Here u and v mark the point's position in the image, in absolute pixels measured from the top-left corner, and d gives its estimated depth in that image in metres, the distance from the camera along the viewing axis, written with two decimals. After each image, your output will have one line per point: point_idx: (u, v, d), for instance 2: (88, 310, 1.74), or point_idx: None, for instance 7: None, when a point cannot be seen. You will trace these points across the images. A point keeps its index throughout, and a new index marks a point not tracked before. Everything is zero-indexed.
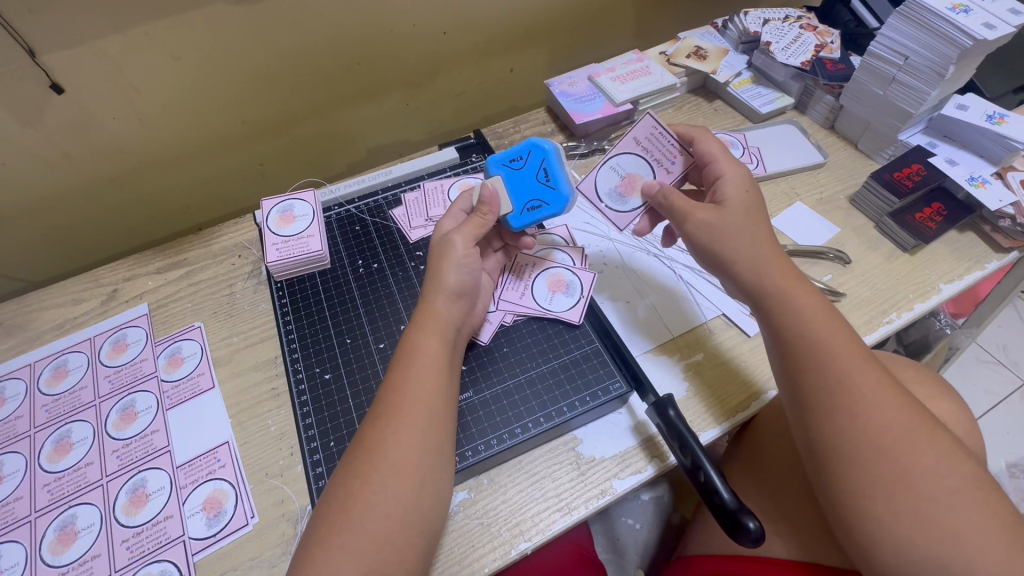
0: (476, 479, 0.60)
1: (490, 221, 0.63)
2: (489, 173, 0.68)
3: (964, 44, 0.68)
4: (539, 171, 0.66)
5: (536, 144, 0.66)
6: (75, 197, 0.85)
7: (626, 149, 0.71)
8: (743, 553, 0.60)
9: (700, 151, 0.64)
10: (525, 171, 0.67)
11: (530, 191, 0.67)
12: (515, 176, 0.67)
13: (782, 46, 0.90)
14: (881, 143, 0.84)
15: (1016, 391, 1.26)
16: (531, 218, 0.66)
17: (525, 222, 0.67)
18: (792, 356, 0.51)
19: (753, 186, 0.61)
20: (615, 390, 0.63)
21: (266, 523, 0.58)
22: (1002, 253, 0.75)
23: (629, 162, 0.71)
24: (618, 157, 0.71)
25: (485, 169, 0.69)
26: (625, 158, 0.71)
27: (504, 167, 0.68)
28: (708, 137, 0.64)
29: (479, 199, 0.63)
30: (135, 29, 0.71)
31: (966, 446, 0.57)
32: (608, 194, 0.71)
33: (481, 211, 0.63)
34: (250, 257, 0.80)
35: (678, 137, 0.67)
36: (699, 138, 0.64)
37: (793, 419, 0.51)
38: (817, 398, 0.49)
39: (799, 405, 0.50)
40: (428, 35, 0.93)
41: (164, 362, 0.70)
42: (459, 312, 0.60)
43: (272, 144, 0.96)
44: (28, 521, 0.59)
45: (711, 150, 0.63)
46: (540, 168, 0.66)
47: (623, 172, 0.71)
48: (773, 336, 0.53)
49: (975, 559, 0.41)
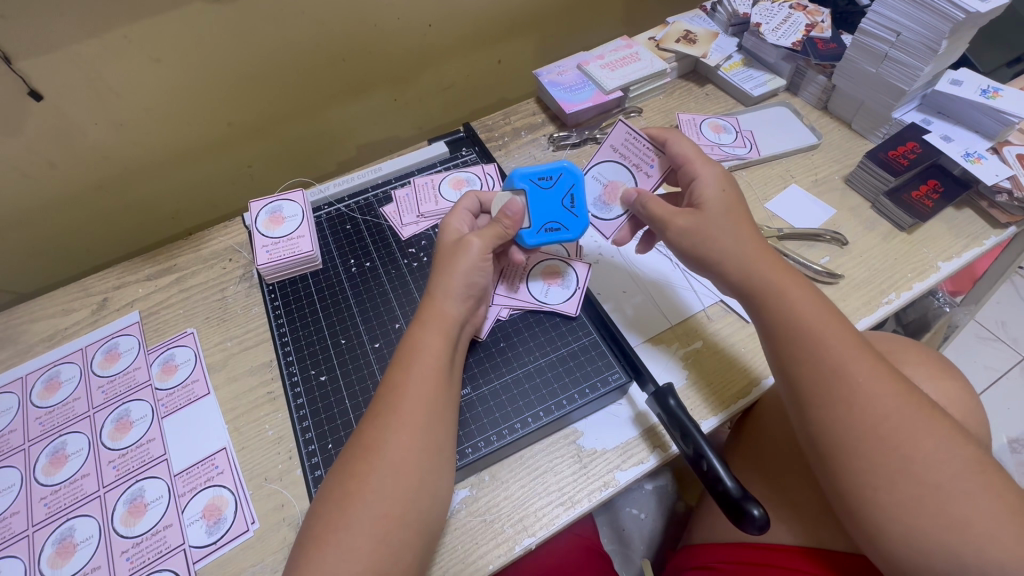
0: (478, 475, 0.59)
1: (510, 233, 0.61)
2: (510, 183, 0.65)
3: (956, 18, 0.67)
4: (565, 195, 0.65)
5: (568, 168, 0.65)
6: (61, 206, 0.83)
7: (604, 157, 0.70)
8: (763, 541, 0.58)
9: (675, 151, 0.62)
10: (551, 191, 0.64)
11: (551, 212, 0.64)
12: (539, 193, 0.64)
13: (772, 27, 0.89)
14: (875, 122, 0.83)
15: (1016, 366, 1.26)
16: (546, 238, 0.64)
17: (539, 241, 0.64)
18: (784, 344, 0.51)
19: (731, 187, 0.59)
20: (614, 381, 0.63)
21: (267, 528, 0.58)
22: (999, 229, 0.74)
23: (610, 170, 0.70)
24: (597, 166, 0.71)
25: (507, 178, 0.65)
26: (605, 167, 0.70)
27: (529, 180, 0.64)
28: (680, 139, 0.62)
29: (502, 210, 0.60)
30: (112, 32, 0.69)
31: (969, 424, 0.57)
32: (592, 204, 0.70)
33: (502, 222, 0.60)
34: (241, 260, 0.79)
35: (652, 139, 0.66)
36: (672, 141, 0.62)
37: (789, 406, 0.51)
38: (813, 383, 0.48)
39: (793, 391, 0.50)
40: (413, 28, 0.92)
41: (158, 370, 0.69)
42: (464, 311, 0.59)
43: (259, 145, 0.94)
44: (27, 536, 0.59)
45: (685, 151, 0.61)
46: (566, 194, 0.65)
47: (604, 180, 0.70)
48: (765, 324, 0.53)
49: (979, 541, 0.41)
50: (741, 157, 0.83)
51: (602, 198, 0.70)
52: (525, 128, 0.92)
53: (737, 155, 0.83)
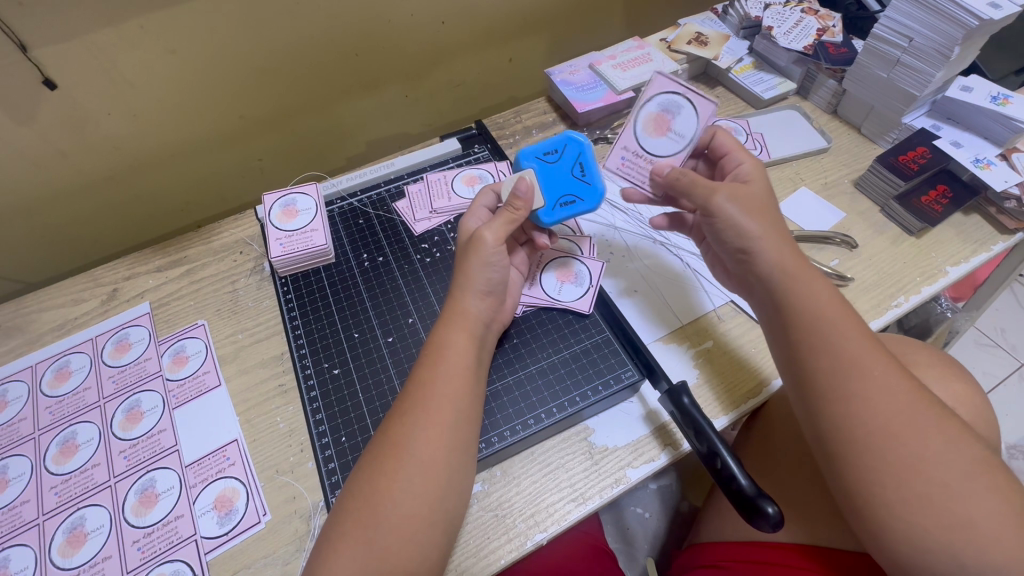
0: (490, 470, 0.60)
1: (522, 216, 0.60)
2: (520, 165, 0.68)
3: (968, 25, 0.68)
4: (575, 165, 0.66)
5: (573, 138, 0.67)
6: (72, 195, 0.83)
7: (674, 158, 0.68)
8: (778, 542, 0.58)
9: (717, 144, 0.65)
10: (558, 165, 0.67)
11: (565, 186, 0.66)
12: (548, 169, 0.67)
13: (784, 31, 0.89)
14: (884, 127, 0.84)
15: (1015, 373, 1.27)
16: (563, 213, 0.65)
17: (558, 217, 0.65)
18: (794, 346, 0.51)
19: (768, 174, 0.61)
20: (627, 378, 0.63)
21: (279, 520, 0.58)
22: (1006, 235, 0.75)
23: (666, 146, 0.68)
24: (678, 147, 0.68)
25: (516, 161, 0.68)
26: (678, 142, 0.68)
27: (537, 159, 0.67)
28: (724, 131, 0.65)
29: (513, 192, 0.60)
30: (128, 22, 0.69)
31: (981, 427, 0.57)
32: (676, 96, 0.67)
33: (513, 206, 0.60)
34: (251, 253, 0.79)
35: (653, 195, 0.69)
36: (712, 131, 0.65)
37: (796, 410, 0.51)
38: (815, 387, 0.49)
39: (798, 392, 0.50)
40: (426, 24, 0.92)
41: (169, 361, 0.69)
42: (490, 310, 0.59)
43: (270, 139, 0.94)
44: (37, 525, 0.59)
45: (726, 142, 0.64)
46: (576, 164, 0.66)
47: (674, 132, 0.68)
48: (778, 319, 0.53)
49: (990, 545, 0.41)
50: None
51: (666, 109, 0.68)
52: (536, 126, 0.92)
53: None
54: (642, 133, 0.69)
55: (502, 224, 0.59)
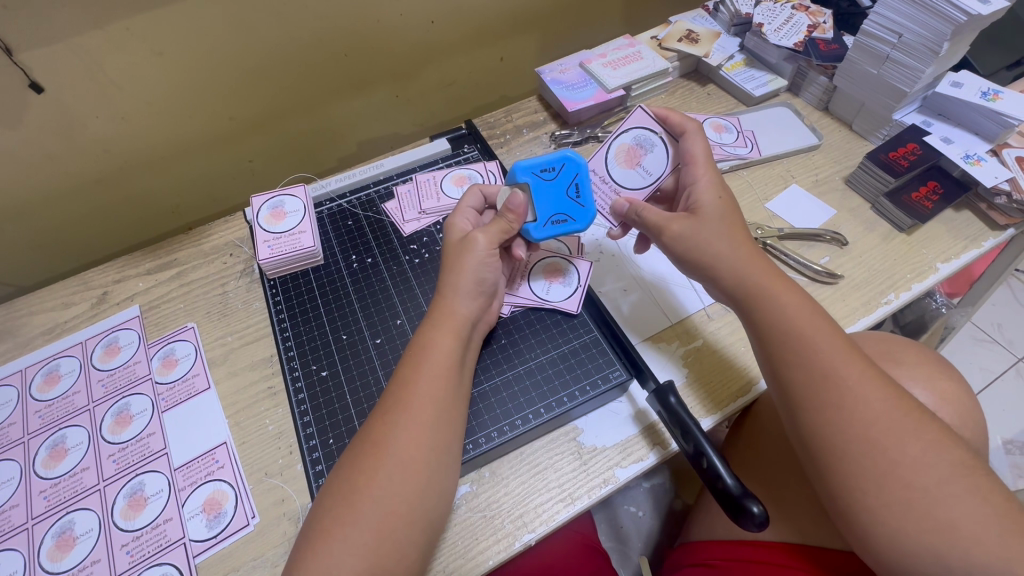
0: (478, 471, 0.60)
1: (515, 227, 0.61)
2: (513, 178, 0.65)
3: (957, 20, 0.67)
4: (570, 185, 0.65)
5: (569, 157, 0.65)
6: (61, 198, 0.83)
7: (637, 192, 0.67)
8: (770, 539, 0.58)
9: (685, 148, 0.62)
10: (553, 183, 0.65)
11: (556, 204, 0.64)
12: (542, 185, 0.65)
13: (775, 28, 0.89)
14: (875, 123, 0.84)
15: (1012, 368, 1.27)
16: (553, 231, 0.64)
17: (547, 234, 0.64)
18: (782, 347, 0.51)
19: (728, 188, 0.60)
20: (615, 378, 0.63)
21: (267, 522, 0.58)
22: (997, 231, 0.74)
23: (633, 177, 0.67)
24: (643, 183, 0.67)
25: (510, 173, 0.65)
26: (643, 175, 0.67)
27: (532, 173, 0.65)
28: (696, 136, 0.62)
29: (506, 204, 0.60)
30: (115, 24, 0.69)
31: (969, 426, 0.57)
32: (651, 133, 0.66)
33: (507, 217, 0.61)
34: (242, 255, 0.79)
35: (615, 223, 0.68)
36: (689, 135, 0.62)
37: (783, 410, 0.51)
38: (803, 387, 0.49)
39: (783, 391, 0.50)
40: (416, 24, 0.92)
41: (159, 364, 0.69)
42: (475, 311, 0.59)
43: (261, 140, 0.94)
44: (26, 529, 0.59)
45: (693, 153, 0.61)
46: (572, 184, 0.65)
47: (641, 166, 0.67)
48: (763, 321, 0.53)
49: (976, 548, 0.41)
50: (743, 156, 0.84)
51: (640, 144, 0.67)
52: (527, 125, 0.92)
53: (738, 154, 0.83)
54: (614, 160, 0.68)
55: (498, 232, 0.60)
